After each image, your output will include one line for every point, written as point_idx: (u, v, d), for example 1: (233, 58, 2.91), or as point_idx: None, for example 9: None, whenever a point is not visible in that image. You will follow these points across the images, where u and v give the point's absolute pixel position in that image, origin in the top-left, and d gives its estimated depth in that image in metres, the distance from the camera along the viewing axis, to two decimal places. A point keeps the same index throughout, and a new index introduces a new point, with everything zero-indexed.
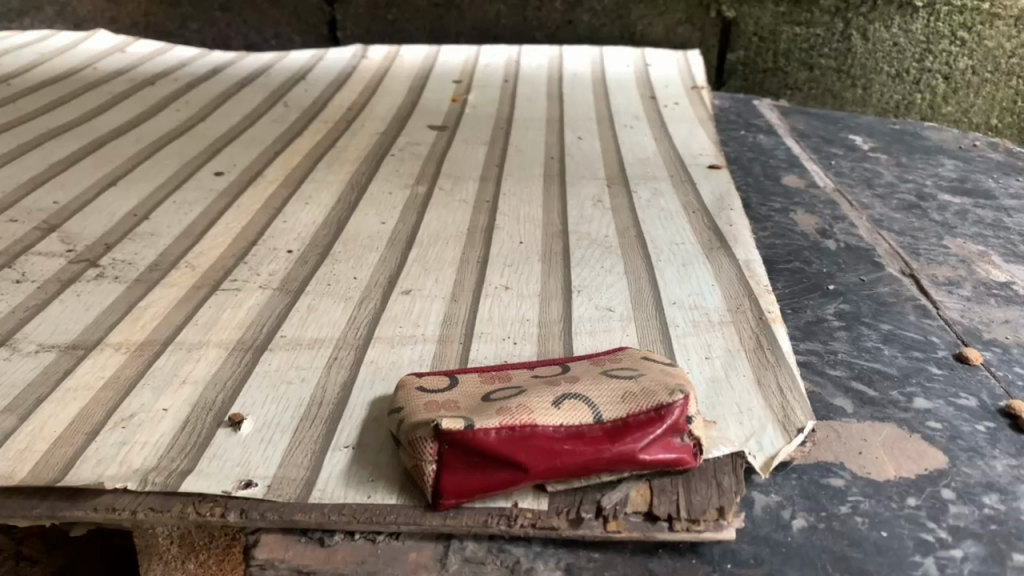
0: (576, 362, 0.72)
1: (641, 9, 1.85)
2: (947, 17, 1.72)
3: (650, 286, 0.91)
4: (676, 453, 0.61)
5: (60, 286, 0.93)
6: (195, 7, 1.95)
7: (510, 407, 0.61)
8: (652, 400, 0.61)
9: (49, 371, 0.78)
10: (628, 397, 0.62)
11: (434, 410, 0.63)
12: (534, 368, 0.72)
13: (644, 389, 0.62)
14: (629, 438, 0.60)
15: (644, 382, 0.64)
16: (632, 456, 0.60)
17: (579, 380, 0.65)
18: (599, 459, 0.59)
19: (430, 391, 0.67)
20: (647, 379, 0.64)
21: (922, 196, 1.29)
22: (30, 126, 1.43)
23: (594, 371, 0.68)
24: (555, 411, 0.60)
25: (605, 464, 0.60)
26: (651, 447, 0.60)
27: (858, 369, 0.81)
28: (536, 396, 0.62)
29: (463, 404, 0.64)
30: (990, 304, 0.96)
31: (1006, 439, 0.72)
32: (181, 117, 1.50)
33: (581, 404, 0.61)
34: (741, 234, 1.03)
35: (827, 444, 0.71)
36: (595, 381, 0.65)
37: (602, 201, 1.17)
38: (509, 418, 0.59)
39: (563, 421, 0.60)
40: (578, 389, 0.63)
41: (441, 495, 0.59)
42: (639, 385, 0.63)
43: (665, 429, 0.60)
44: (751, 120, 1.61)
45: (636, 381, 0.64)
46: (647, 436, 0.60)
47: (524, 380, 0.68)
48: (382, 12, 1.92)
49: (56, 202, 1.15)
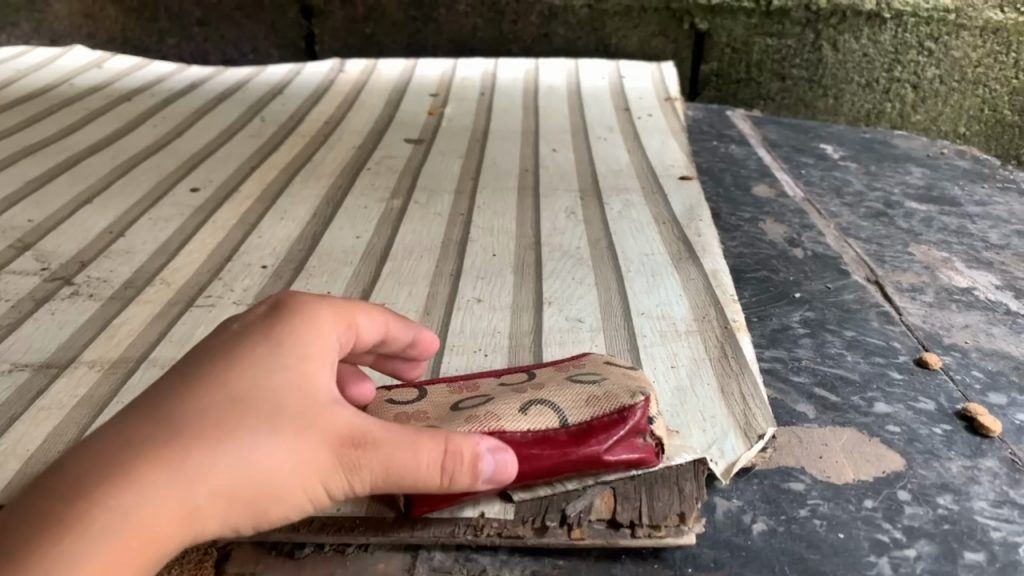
0: (544, 369, 0.73)
1: (615, 22, 1.87)
2: (915, 28, 1.76)
3: (619, 296, 0.93)
4: (640, 452, 0.63)
5: (35, 304, 0.94)
6: (172, 23, 1.96)
7: (476, 415, 0.63)
8: (615, 403, 0.63)
9: (23, 389, 0.78)
10: (593, 403, 0.63)
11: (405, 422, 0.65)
12: (499, 374, 0.73)
13: (607, 392, 0.64)
14: (593, 440, 0.61)
15: (606, 385, 0.65)
16: (597, 457, 0.61)
17: (544, 385, 0.67)
18: (568, 459, 0.61)
19: (400, 403, 0.68)
20: (610, 383, 0.66)
21: (889, 205, 1.32)
22: (7, 143, 1.44)
23: (559, 376, 0.69)
24: (522, 418, 0.62)
25: (575, 464, 0.61)
26: (619, 446, 0.62)
27: (821, 375, 0.83)
28: (503, 403, 0.64)
29: (433, 414, 0.66)
30: (951, 309, 0.98)
31: (962, 441, 0.75)
32: (158, 132, 1.51)
33: (547, 409, 0.63)
34: (709, 245, 1.05)
35: (788, 449, 0.73)
36: (559, 386, 0.66)
37: (574, 212, 1.19)
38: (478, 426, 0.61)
39: (530, 427, 0.61)
40: (544, 395, 0.65)
41: (414, 502, 0.61)
42: (602, 388, 0.65)
43: (628, 430, 0.62)
44: (723, 131, 1.64)
45: (599, 385, 0.66)
46: (611, 437, 0.62)
47: (492, 388, 0.70)
48: (359, 26, 1.94)
49: (31, 219, 1.16)
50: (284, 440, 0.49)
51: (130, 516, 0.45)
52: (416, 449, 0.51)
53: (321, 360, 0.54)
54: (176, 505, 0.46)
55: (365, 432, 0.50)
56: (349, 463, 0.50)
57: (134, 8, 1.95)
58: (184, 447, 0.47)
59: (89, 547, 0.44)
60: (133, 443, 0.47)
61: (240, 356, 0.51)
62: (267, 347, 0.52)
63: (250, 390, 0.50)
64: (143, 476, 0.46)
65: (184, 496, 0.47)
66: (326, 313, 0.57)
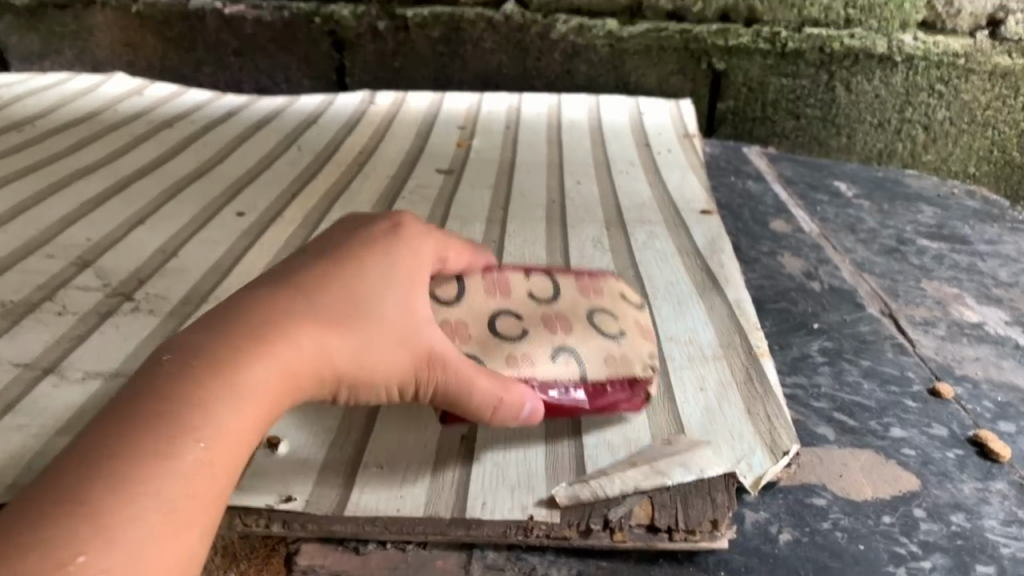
0: (567, 286, 0.81)
1: (634, 61, 1.93)
2: (926, 71, 1.83)
3: (648, 321, 0.99)
4: (636, 405, 0.78)
5: (99, 318, 1.00)
6: (209, 52, 2.04)
7: (514, 356, 0.73)
8: (631, 372, 0.77)
9: (97, 395, 0.86)
10: (613, 361, 0.76)
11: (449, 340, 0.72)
12: (524, 273, 0.81)
13: (625, 357, 0.77)
14: (604, 397, 0.76)
15: (626, 349, 0.77)
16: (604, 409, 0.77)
17: (570, 327, 0.76)
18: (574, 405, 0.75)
19: (441, 302, 0.74)
20: (628, 341, 0.78)
21: (902, 241, 1.38)
22: (59, 166, 1.51)
23: (581, 310, 0.79)
24: (553, 367, 0.74)
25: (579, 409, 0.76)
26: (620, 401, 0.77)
27: (840, 401, 0.89)
28: (535, 346, 0.74)
29: (473, 332, 0.74)
30: (962, 342, 1.04)
31: (973, 465, 0.80)
32: (200, 158, 1.58)
33: (574, 361, 0.75)
34: (732, 275, 1.11)
35: (810, 467, 0.78)
36: (585, 330, 0.77)
37: (601, 242, 1.25)
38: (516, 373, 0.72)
39: (558, 379, 0.74)
40: (572, 341, 0.76)
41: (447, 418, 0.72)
42: (622, 349, 0.77)
43: (633, 394, 0.77)
44: (740, 167, 1.70)
45: (620, 344, 0.77)
46: (618, 397, 0.77)
47: (522, 302, 0.78)
48: (389, 60, 2.00)
49: (88, 238, 1.23)
50: (386, 343, 0.65)
51: (273, 360, 0.60)
52: (475, 384, 0.68)
53: (420, 287, 0.70)
54: (304, 360, 0.62)
55: (442, 353, 0.67)
56: (424, 374, 0.67)
57: (173, 38, 2.03)
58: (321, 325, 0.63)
59: (246, 385, 0.59)
60: (285, 310, 0.63)
61: (348, 276, 0.67)
62: (386, 266, 0.68)
63: (368, 297, 0.66)
64: (288, 334, 0.62)
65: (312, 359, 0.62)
66: (423, 250, 0.72)
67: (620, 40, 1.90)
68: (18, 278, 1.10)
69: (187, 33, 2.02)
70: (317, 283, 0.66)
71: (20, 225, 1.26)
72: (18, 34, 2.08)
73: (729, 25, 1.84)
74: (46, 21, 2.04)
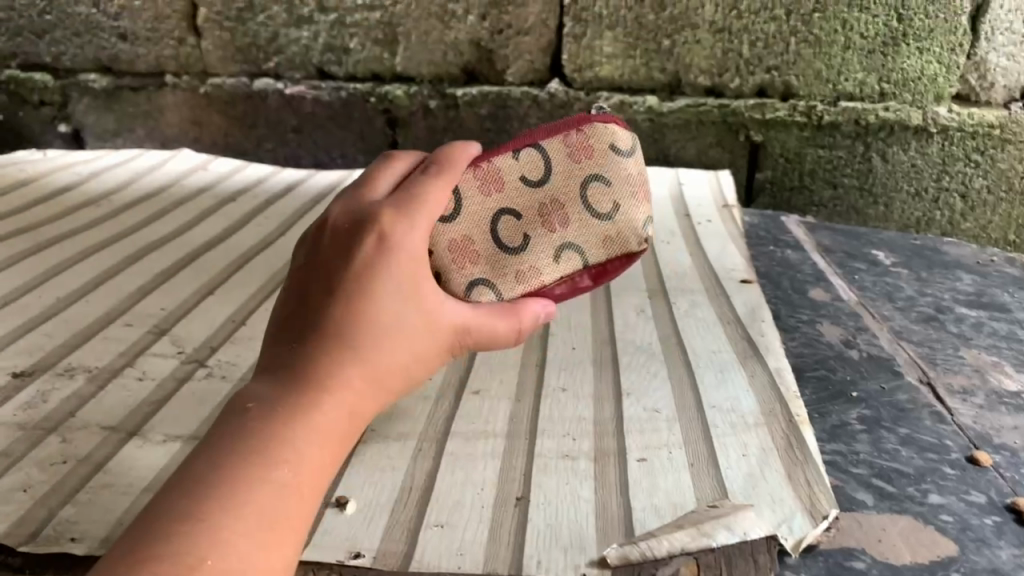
0: (555, 157, 0.90)
1: (674, 133, 1.98)
2: (961, 142, 1.88)
3: (691, 389, 1.03)
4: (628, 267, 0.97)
5: (177, 384, 1.08)
6: (270, 129, 2.16)
7: (523, 271, 0.88)
8: (624, 249, 0.93)
9: (177, 457, 0.93)
10: (609, 243, 0.92)
11: (462, 261, 0.85)
12: (513, 153, 0.90)
13: (617, 235, 0.92)
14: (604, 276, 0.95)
15: (617, 224, 0.92)
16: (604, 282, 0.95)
17: (567, 221, 0.90)
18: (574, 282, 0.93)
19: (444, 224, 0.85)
20: (619, 215, 0.92)
21: (940, 309, 1.41)
22: (133, 239, 1.61)
23: (574, 187, 0.90)
24: (556, 268, 0.90)
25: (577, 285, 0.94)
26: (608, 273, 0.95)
27: (878, 467, 0.92)
28: (538, 252, 0.89)
29: (480, 246, 0.87)
30: (1001, 411, 1.06)
31: (1012, 531, 0.82)
32: (263, 231, 1.67)
33: (574, 256, 0.90)
34: (772, 344, 1.16)
35: (849, 530, 0.82)
36: (578, 212, 0.90)
37: (644, 310, 1.30)
38: (527, 287, 0.89)
39: (562, 275, 0.90)
40: (569, 235, 0.90)
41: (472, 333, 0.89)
42: (614, 227, 0.92)
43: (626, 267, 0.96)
44: (779, 236, 1.75)
45: (611, 222, 0.92)
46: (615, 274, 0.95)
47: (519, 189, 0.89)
48: (439, 136, 2.08)
49: (163, 308, 1.32)
50: (422, 334, 0.77)
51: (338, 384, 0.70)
52: (495, 334, 0.83)
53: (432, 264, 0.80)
54: (360, 371, 0.72)
55: (463, 321, 0.81)
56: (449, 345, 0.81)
57: (237, 116, 2.16)
58: (371, 337, 0.73)
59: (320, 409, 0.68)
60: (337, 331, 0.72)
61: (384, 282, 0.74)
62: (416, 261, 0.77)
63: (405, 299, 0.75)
64: (345, 353, 0.71)
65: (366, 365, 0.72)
66: (426, 220, 0.78)
67: (660, 115, 1.96)
68: (101, 345, 1.19)
69: (250, 112, 2.15)
70: (352, 306, 0.72)
71: (101, 296, 1.35)
72: (94, 113, 2.22)
73: (766, 100, 1.89)
74: (121, 102, 2.19)
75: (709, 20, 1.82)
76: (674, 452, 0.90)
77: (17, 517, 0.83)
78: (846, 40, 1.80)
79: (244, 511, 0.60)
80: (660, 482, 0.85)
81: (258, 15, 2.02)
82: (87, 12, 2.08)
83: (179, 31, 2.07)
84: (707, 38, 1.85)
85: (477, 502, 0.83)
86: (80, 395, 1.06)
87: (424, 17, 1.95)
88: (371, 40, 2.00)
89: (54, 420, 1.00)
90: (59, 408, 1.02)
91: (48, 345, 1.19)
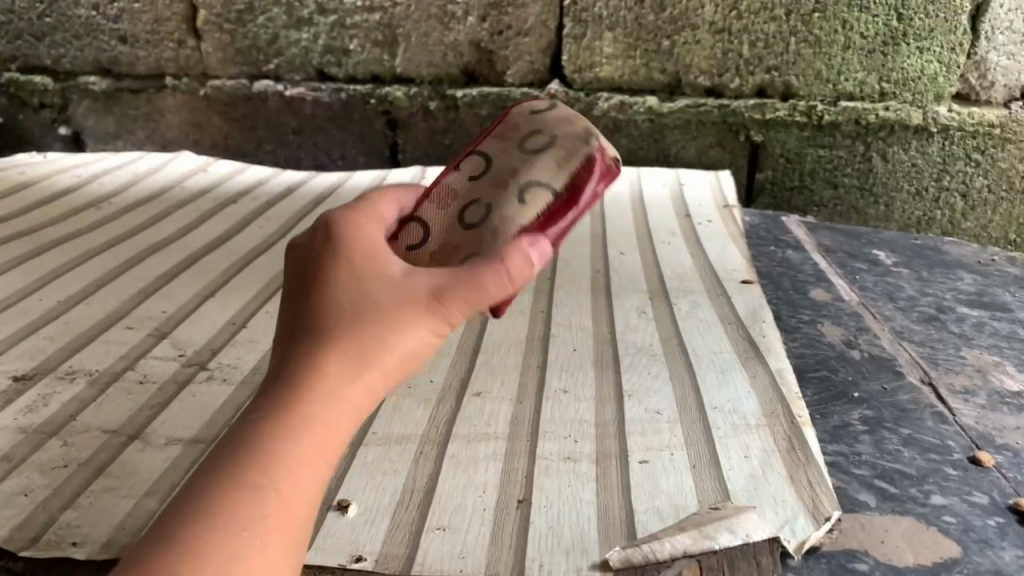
0: (485, 146, 0.88)
1: (674, 134, 1.98)
2: (961, 141, 1.88)
3: (693, 391, 1.03)
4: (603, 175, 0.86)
5: (178, 387, 1.08)
6: (270, 131, 2.16)
7: (500, 226, 0.78)
8: (578, 157, 0.84)
9: (179, 460, 0.93)
10: (562, 161, 0.84)
11: (445, 256, 0.77)
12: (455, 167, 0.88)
13: (566, 152, 0.85)
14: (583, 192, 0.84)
15: (561, 143, 0.85)
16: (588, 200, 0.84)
17: (516, 171, 0.83)
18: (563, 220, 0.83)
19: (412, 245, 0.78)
20: (558, 139, 0.86)
21: (941, 309, 1.41)
22: (134, 242, 1.61)
23: (510, 149, 0.86)
24: (528, 205, 0.80)
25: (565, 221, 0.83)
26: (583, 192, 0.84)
27: (880, 469, 0.92)
28: (503, 203, 0.80)
29: (456, 239, 0.79)
30: (1003, 411, 1.06)
31: (1015, 532, 0.82)
32: (263, 233, 1.67)
33: (537, 187, 0.82)
34: (773, 345, 1.16)
35: (852, 532, 0.82)
36: (523, 160, 0.84)
37: (645, 311, 1.30)
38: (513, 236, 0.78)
39: (538, 208, 0.80)
40: (522, 177, 0.82)
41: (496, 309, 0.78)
42: (560, 148, 0.85)
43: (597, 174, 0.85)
44: (780, 236, 1.75)
45: (556, 146, 0.85)
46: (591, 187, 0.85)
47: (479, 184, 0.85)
48: (439, 137, 2.08)
49: (164, 311, 1.32)
50: (394, 303, 0.66)
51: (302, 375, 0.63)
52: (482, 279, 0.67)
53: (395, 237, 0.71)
54: (326, 356, 0.64)
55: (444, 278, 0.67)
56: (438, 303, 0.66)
57: (237, 118, 2.16)
58: (331, 320, 0.65)
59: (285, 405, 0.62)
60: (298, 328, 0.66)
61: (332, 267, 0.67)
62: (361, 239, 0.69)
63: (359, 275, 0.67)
64: (307, 345, 0.64)
65: (334, 349, 0.64)
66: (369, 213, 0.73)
67: (660, 116, 1.95)
68: (101, 349, 1.19)
69: (250, 114, 2.15)
70: (307, 299, 0.66)
71: (101, 299, 1.35)
72: (94, 116, 2.22)
73: (766, 100, 1.89)
74: (121, 104, 2.19)
75: (709, 21, 1.83)
76: (676, 454, 0.90)
77: (19, 521, 0.83)
78: (846, 40, 1.80)
79: (220, 525, 0.55)
80: (663, 484, 0.85)
81: (258, 17, 2.02)
82: (87, 14, 2.08)
83: (179, 33, 2.07)
84: (707, 38, 1.85)
85: (478, 505, 0.83)
86: (81, 399, 1.05)
87: (424, 18, 1.95)
88: (371, 41, 2.00)
89: (55, 424, 1.00)
90: (60, 412, 1.02)
91: (49, 348, 1.18)
